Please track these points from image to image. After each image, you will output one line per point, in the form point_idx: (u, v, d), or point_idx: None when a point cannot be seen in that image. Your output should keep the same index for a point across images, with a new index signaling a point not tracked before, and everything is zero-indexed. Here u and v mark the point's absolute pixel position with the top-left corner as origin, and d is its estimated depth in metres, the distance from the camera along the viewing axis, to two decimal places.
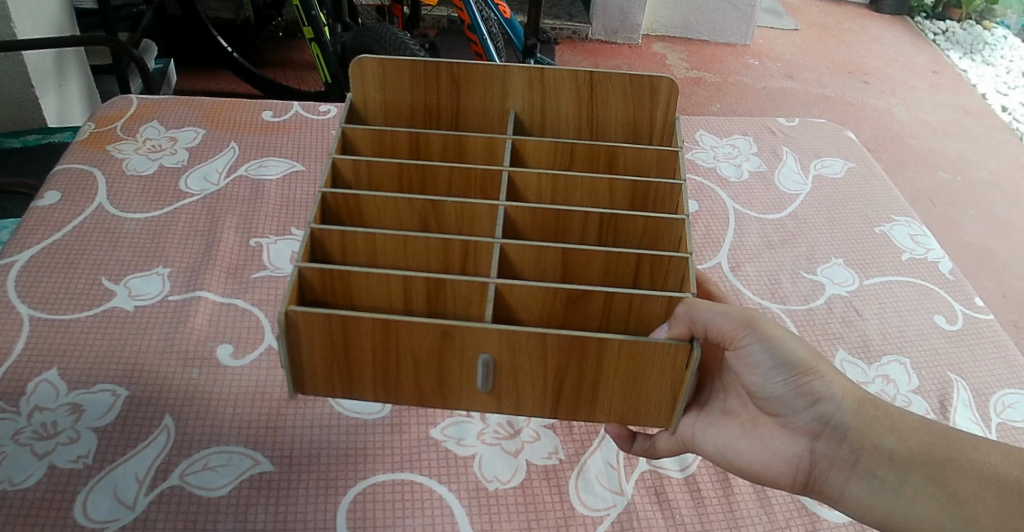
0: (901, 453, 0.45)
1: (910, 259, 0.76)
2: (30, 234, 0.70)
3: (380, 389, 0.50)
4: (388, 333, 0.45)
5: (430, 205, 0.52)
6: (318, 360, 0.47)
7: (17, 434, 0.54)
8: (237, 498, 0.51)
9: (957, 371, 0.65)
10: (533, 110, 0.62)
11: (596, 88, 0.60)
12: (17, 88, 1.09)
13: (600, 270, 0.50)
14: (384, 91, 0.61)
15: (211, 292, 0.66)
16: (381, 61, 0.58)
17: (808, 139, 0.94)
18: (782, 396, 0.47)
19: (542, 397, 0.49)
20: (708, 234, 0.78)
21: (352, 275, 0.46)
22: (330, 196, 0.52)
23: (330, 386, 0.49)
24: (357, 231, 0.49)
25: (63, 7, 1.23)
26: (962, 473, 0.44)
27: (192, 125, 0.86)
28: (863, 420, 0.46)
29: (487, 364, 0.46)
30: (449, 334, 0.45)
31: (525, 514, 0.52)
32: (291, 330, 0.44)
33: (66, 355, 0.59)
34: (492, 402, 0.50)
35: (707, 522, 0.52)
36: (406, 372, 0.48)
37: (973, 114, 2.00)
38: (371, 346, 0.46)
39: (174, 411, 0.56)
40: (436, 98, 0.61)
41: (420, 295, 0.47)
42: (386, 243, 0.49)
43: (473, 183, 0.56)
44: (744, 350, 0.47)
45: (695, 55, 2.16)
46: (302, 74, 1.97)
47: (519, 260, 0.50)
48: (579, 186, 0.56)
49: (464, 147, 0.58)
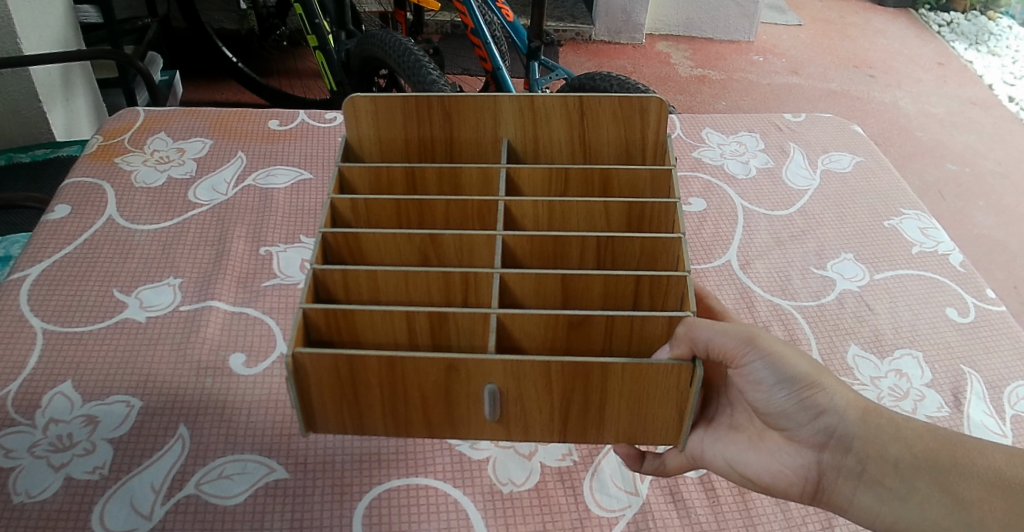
0: (905, 460, 0.44)
1: (921, 253, 0.76)
2: (42, 247, 0.70)
3: (390, 423, 0.50)
4: (394, 369, 0.45)
5: (429, 240, 0.52)
6: (328, 400, 0.47)
7: (34, 446, 0.54)
8: (253, 505, 0.51)
9: (970, 364, 0.64)
10: (528, 138, 0.62)
11: (586, 113, 0.60)
12: (26, 103, 1.10)
13: (599, 295, 0.50)
14: (377, 124, 0.60)
15: (221, 302, 0.66)
16: (374, 97, 0.58)
17: (815, 134, 0.94)
18: (787, 410, 0.47)
19: (551, 422, 0.49)
20: (717, 233, 0.78)
21: (355, 313, 0.46)
22: (330, 236, 0.52)
23: (342, 422, 0.49)
24: (358, 268, 0.49)
25: (69, 22, 1.24)
26: (968, 477, 0.43)
27: (200, 136, 0.87)
28: (868, 430, 0.45)
29: (493, 394, 0.46)
30: (454, 368, 0.45)
31: (541, 516, 0.52)
32: (299, 372, 0.45)
33: (79, 367, 0.60)
34: (501, 431, 0.50)
35: (722, 521, 0.52)
36: (415, 407, 0.48)
37: (980, 105, 1.98)
38: (379, 384, 0.46)
39: (188, 421, 0.56)
40: (429, 130, 0.61)
41: (423, 330, 0.47)
42: (387, 279, 0.50)
43: (470, 215, 0.56)
44: (747, 368, 0.47)
45: (699, 53, 2.16)
46: (307, 82, 1.99)
47: (518, 288, 0.50)
48: (576, 210, 0.55)
49: (459, 179, 0.58)
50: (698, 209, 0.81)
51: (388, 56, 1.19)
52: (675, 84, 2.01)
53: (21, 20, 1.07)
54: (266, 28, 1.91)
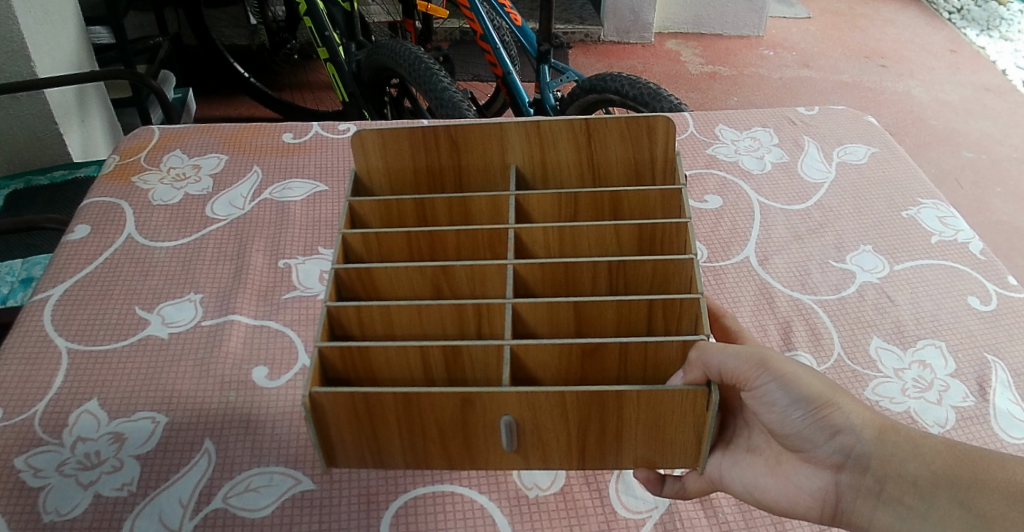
0: (924, 477, 0.44)
1: (941, 242, 0.75)
2: (64, 267, 0.71)
3: (409, 456, 0.50)
4: (410, 405, 0.45)
5: (441, 271, 0.52)
6: (348, 436, 0.47)
7: (62, 465, 0.55)
8: (281, 517, 0.51)
9: (994, 352, 0.63)
10: (537, 163, 0.62)
11: (593, 134, 0.60)
12: (43, 126, 1.12)
13: (613, 319, 0.50)
14: (386, 157, 0.60)
15: (243, 315, 0.66)
16: (380, 131, 0.58)
17: (830, 126, 0.93)
18: (802, 431, 0.47)
19: (568, 450, 0.49)
20: (734, 229, 0.77)
21: (369, 350, 0.46)
22: (342, 271, 0.52)
23: (362, 456, 0.49)
24: (372, 304, 0.49)
25: (81, 43, 1.25)
26: (988, 493, 0.42)
27: (215, 152, 0.87)
28: (885, 448, 0.45)
29: (510, 426, 0.46)
30: (469, 401, 0.45)
31: (567, 519, 0.52)
32: (318, 411, 0.45)
33: (105, 386, 0.60)
34: (519, 459, 0.50)
35: (750, 519, 0.51)
36: (433, 439, 0.48)
37: (994, 91, 1.96)
38: (395, 418, 0.46)
39: (213, 434, 0.57)
40: (438, 160, 0.61)
41: (438, 363, 0.47)
42: (401, 314, 0.50)
43: (482, 244, 0.56)
44: (760, 390, 0.47)
45: (709, 49, 2.16)
46: (319, 95, 2.00)
47: (532, 318, 0.50)
48: (587, 235, 0.55)
49: (469, 207, 0.58)
50: (714, 206, 0.80)
51: (399, 65, 1.20)
52: (686, 81, 2.01)
53: (35, 43, 1.09)
54: (276, 42, 1.90)
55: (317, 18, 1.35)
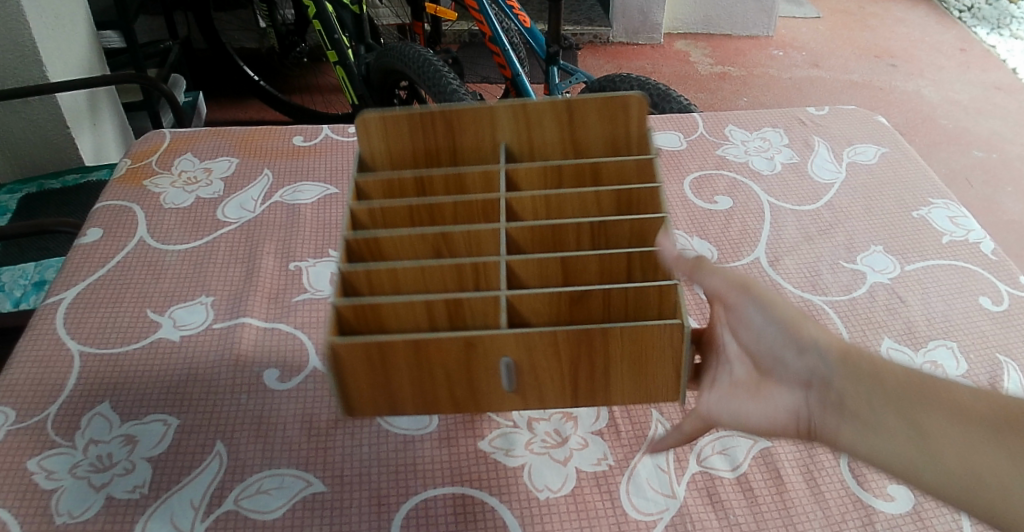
0: (877, 394, 0.40)
1: (952, 242, 0.75)
2: (76, 271, 0.71)
3: (419, 404, 0.50)
4: (418, 352, 0.45)
5: (441, 236, 0.52)
6: (360, 380, 0.47)
7: (75, 467, 0.55)
8: (291, 519, 0.51)
9: (1006, 352, 0.63)
10: (524, 140, 0.61)
11: (574, 114, 0.60)
12: (55, 130, 1.12)
13: (596, 272, 0.50)
14: (387, 141, 0.60)
15: (254, 317, 0.67)
16: (382, 114, 0.58)
17: (840, 127, 0.93)
18: (772, 343, 0.45)
19: (565, 391, 0.49)
20: (744, 230, 0.77)
21: (380, 307, 0.46)
22: (352, 240, 0.51)
23: (375, 406, 0.49)
24: (380, 266, 0.48)
25: (92, 49, 1.26)
26: (933, 407, 0.38)
27: (226, 155, 0.88)
28: (846, 365, 0.42)
29: (509, 367, 0.46)
30: (471, 344, 0.45)
31: (577, 521, 0.51)
32: (333, 360, 0.44)
33: (118, 388, 0.61)
34: (519, 402, 0.50)
35: (761, 521, 0.51)
36: (441, 390, 0.48)
37: (1005, 90, 1.95)
38: (406, 367, 0.46)
39: (225, 438, 0.57)
40: (435, 140, 0.60)
41: (442, 318, 0.47)
42: (407, 273, 0.49)
43: (476, 212, 0.56)
44: (736, 311, 0.47)
45: (718, 50, 2.15)
46: (329, 98, 2.02)
47: (525, 274, 0.50)
48: (571, 200, 0.55)
49: (464, 181, 0.58)
50: (724, 207, 0.80)
51: (408, 67, 1.20)
52: (695, 82, 2.01)
53: (47, 49, 1.10)
54: (285, 46, 1.91)
55: (326, 19, 1.36)
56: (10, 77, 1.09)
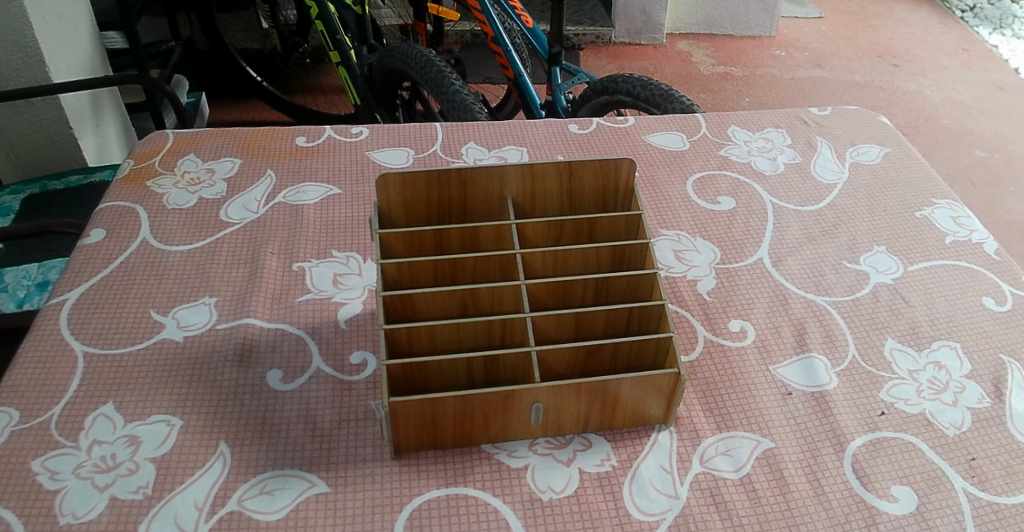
0: None
1: (955, 242, 0.75)
2: (79, 272, 0.71)
3: (457, 439, 0.55)
4: (464, 407, 0.52)
5: (469, 293, 0.53)
6: (409, 433, 0.53)
7: (78, 468, 0.55)
8: (294, 519, 0.51)
9: (1009, 353, 0.63)
10: (528, 194, 0.62)
11: (575, 173, 0.60)
12: (59, 131, 1.12)
13: (601, 325, 0.54)
14: (405, 192, 0.59)
15: (257, 318, 0.67)
16: (403, 174, 0.57)
17: (843, 127, 0.93)
18: None
19: (581, 420, 0.55)
20: (747, 231, 0.77)
21: (427, 365, 0.51)
22: (388, 298, 0.52)
23: (419, 439, 0.54)
24: (420, 325, 0.51)
25: (95, 49, 1.26)
26: None
27: (229, 156, 0.88)
28: None
29: (538, 408, 0.53)
30: (510, 396, 0.51)
31: (580, 521, 0.51)
32: (393, 415, 0.50)
33: (122, 388, 0.61)
34: (539, 431, 0.56)
35: (765, 521, 0.51)
36: (477, 424, 0.54)
37: (1007, 90, 1.95)
38: (453, 414, 0.52)
39: (228, 438, 0.57)
40: (448, 191, 0.60)
41: (478, 369, 0.52)
42: (444, 331, 0.52)
43: (493, 268, 0.57)
44: None
45: (720, 50, 2.15)
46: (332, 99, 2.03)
47: (545, 325, 0.54)
48: (576, 255, 0.57)
49: (478, 236, 0.59)
50: (727, 207, 0.80)
51: (410, 68, 1.20)
52: (697, 82, 2.01)
53: (50, 50, 1.10)
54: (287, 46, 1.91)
55: (328, 19, 1.36)
56: (14, 78, 1.09)
